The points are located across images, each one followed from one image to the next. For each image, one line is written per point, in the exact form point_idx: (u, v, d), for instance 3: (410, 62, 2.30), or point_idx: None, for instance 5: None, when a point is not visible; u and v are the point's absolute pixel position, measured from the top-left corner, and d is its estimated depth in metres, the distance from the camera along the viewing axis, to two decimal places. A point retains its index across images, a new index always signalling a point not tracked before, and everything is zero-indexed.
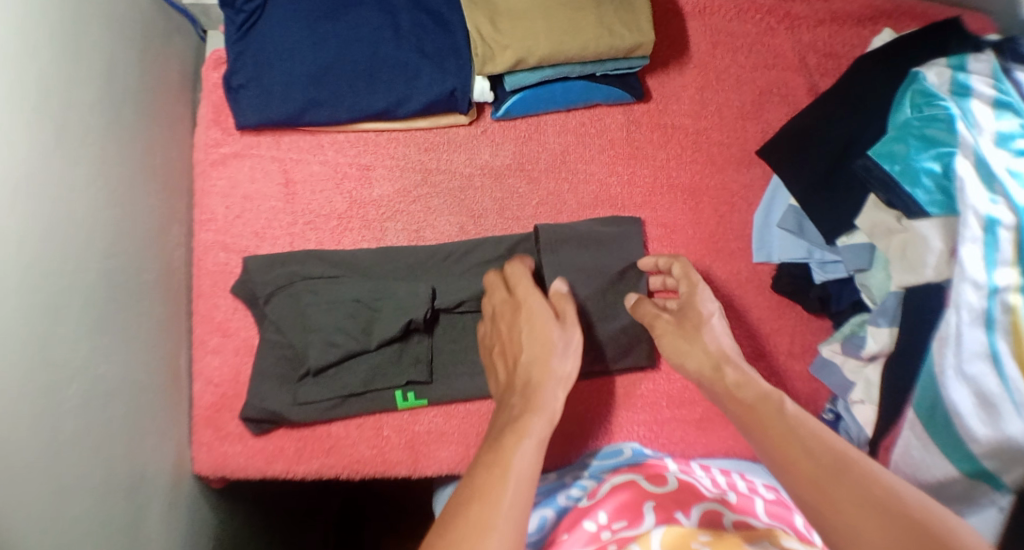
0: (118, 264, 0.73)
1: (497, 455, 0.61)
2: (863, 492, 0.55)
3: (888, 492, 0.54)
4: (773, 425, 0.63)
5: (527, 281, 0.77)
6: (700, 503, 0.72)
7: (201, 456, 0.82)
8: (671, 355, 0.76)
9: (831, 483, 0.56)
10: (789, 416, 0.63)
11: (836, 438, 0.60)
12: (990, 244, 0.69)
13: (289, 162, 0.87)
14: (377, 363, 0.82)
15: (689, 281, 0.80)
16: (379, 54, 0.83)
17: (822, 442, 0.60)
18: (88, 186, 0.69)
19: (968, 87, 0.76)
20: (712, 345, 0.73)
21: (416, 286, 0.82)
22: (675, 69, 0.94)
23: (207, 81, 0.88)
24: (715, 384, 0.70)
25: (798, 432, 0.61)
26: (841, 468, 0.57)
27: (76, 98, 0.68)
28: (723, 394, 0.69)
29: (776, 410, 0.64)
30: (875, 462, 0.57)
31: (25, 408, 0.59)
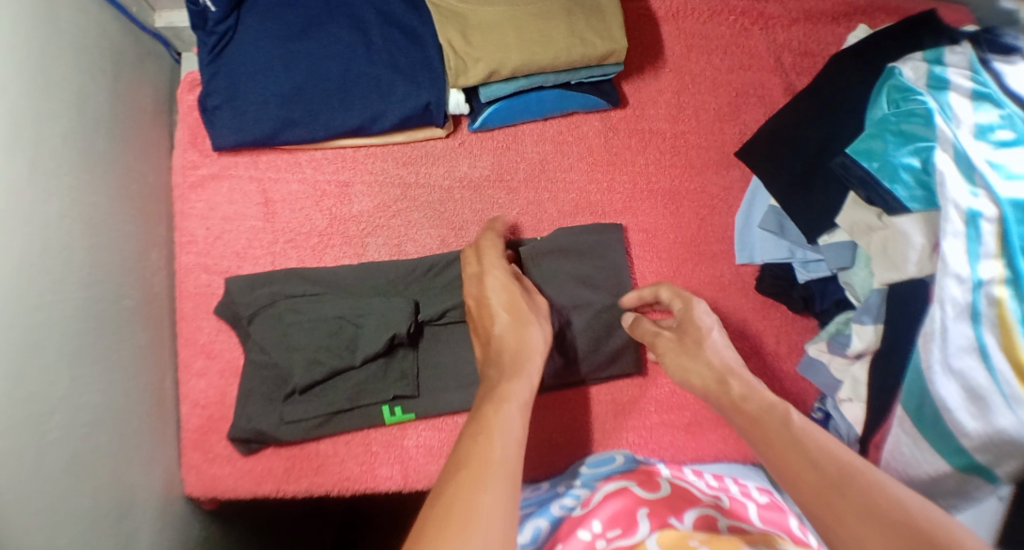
0: (97, 293, 0.72)
1: (482, 424, 0.61)
2: (865, 503, 0.55)
3: (891, 502, 0.54)
4: (778, 438, 0.63)
5: (497, 251, 0.79)
6: (696, 506, 0.72)
7: (190, 479, 0.82)
8: (675, 370, 0.76)
9: (835, 498, 0.56)
10: (794, 428, 0.63)
11: (842, 449, 0.60)
12: (973, 237, 0.69)
13: (268, 182, 0.87)
14: (363, 380, 0.82)
15: (684, 300, 0.80)
16: (352, 71, 0.83)
17: (827, 453, 0.60)
18: (62, 217, 0.69)
19: (945, 79, 0.76)
20: (715, 358, 0.74)
21: (399, 301, 0.82)
22: (651, 74, 0.94)
23: (182, 103, 0.88)
24: (722, 398, 0.71)
25: (802, 445, 0.61)
26: (844, 480, 0.57)
27: (47, 129, 0.68)
28: (729, 404, 0.69)
29: (781, 423, 0.64)
30: (879, 470, 0.57)
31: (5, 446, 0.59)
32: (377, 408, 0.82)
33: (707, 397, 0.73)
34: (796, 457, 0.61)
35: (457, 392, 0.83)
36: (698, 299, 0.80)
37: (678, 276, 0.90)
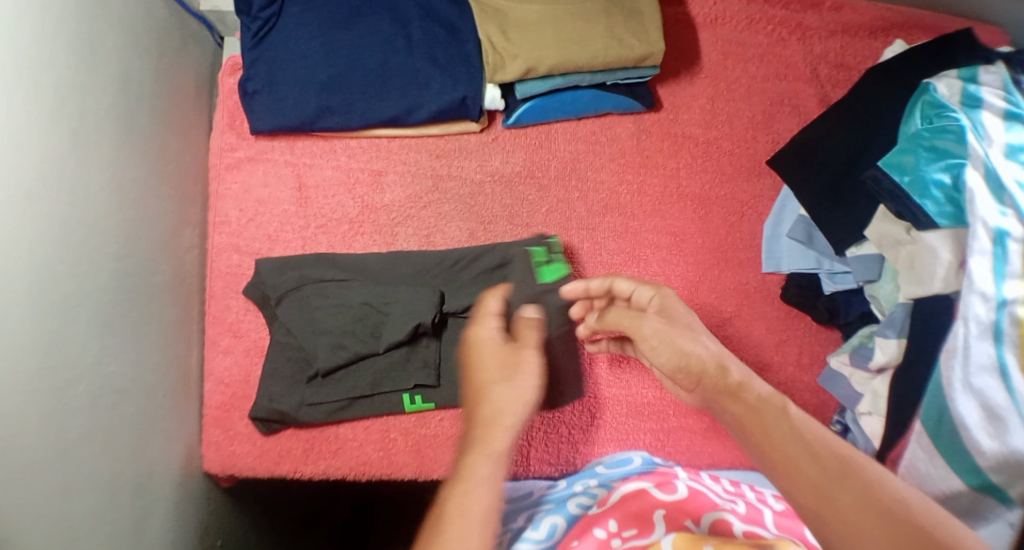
0: (129, 266, 0.74)
1: (440, 509, 0.58)
2: (869, 501, 0.54)
3: (895, 500, 0.54)
4: (777, 428, 0.61)
5: (490, 303, 0.74)
6: (710, 510, 0.72)
7: (210, 455, 0.83)
8: (670, 353, 0.70)
9: (834, 491, 0.55)
10: (792, 419, 0.62)
11: (845, 444, 0.59)
12: (1000, 256, 0.69)
13: (303, 167, 0.88)
14: (385, 367, 0.83)
15: (654, 289, 0.77)
16: (390, 62, 0.83)
17: (828, 447, 0.59)
18: (101, 190, 0.70)
19: (979, 98, 0.76)
20: (710, 346, 0.70)
21: (426, 292, 0.83)
22: (686, 79, 0.95)
23: (223, 86, 0.89)
24: (719, 383, 0.66)
25: (800, 435, 0.60)
26: (846, 475, 0.56)
27: (91, 102, 0.69)
28: (731, 393, 0.65)
29: (779, 413, 0.62)
30: (883, 470, 0.57)
31: (37, 409, 0.60)
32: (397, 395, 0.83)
33: (702, 387, 0.68)
34: (795, 448, 0.59)
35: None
36: (666, 290, 0.77)
37: (703, 280, 0.90)
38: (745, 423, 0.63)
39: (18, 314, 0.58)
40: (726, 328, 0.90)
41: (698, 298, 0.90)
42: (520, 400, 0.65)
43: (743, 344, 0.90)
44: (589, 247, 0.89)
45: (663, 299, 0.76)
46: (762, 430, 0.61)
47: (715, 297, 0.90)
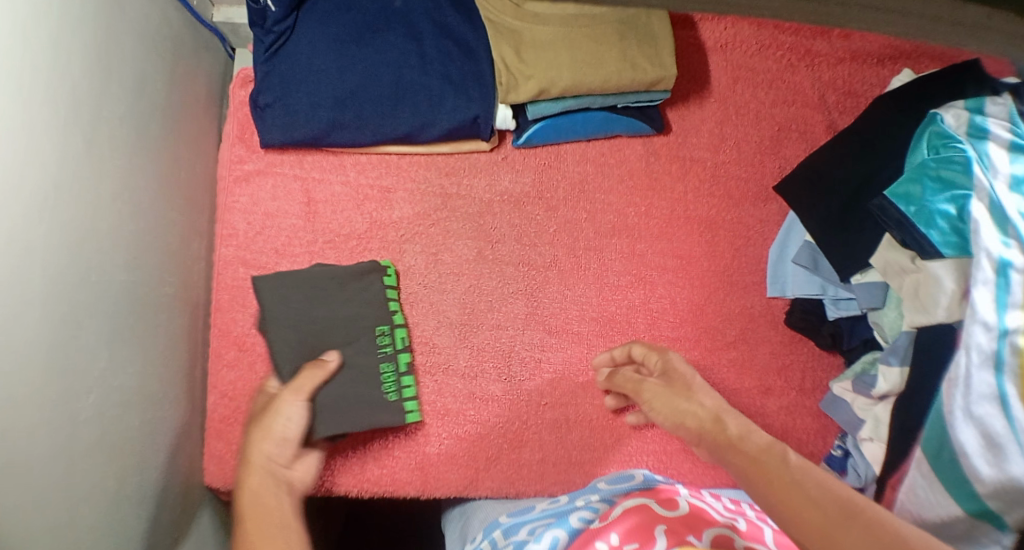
0: (138, 278, 0.73)
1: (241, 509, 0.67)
2: (866, 537, 0.53)
3: (891, 533, 0.53)
4: (777, 477, 0.62)
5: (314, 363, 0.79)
6: (711, 527, 0.71)
7: (212, 469, 0.83)
8: (668, 413, 0.75)
9: (834, 532, 0.55)
10: (792, 466, 0.63)
11: (841, 486, 0.59)
12: (1002, 286, 0.69)
13: (312, 182, 0.88)
14: (355, 385, 0.80)
15: (660, 353, 0.82)
16: (403, 79, 0.84)
17: (824, 490, 0.59)
18: (114, 201, 0.70)
19: (985, 130, 0.76)
20: (707, 401, 0.74)
21: (384, 315, 0.84)
22: (696, 103, 0.95)
23: (234, 98, 0.89)
24: (718, 435, 0.70)
25: (800, 481, 0.61)
26: (843, 515, 0.56)
27: (105, 111, 0.69)
28: (731, 445, 0.68)
29: (779, 461, 0.64)
30: (881, 507, 0.56)
31: (49, 421, 0.60)
32: (392, 408, 0.81)
33: (699, 438, 0.72)
34: (798, 495, 0.59)
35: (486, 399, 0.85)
36: (674, 355, 0.82)
37: (708, 303, 0.91)
38: (755, 469, 0.64)
39: (28, 328, 0.57)
40: (729, 352, 0.90)
41: (703, 321, 0.90)
42: (273, 449, 0.72)
43: (747, 368, 0.90)
44: (596, 268, 0.90)
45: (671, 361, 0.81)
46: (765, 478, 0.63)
47: (720, 321, 0.91)
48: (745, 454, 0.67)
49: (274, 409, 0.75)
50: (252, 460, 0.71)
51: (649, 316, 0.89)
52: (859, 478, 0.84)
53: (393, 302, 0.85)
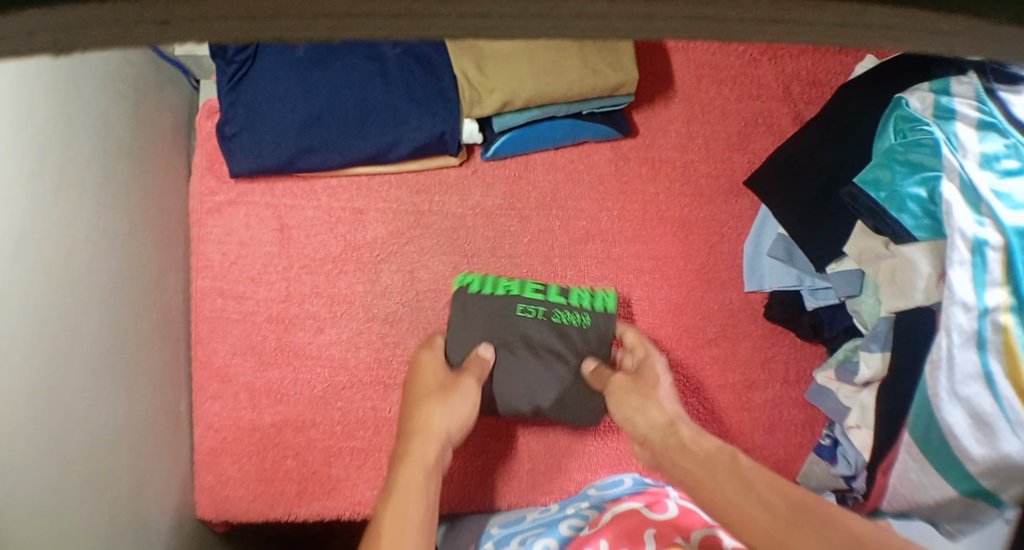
0: (116, 317, 0.73)
1: (392, 489, 0.67)
2: (818, 536, 0.50)
3: (844, 530, 0.50)
4: (720, 480, 0.60)
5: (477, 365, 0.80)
6: (695, 529, 0.71)
7: (203, 501, 0.84)
8: (623, 409, 0.75)
9: (784, 532, 0.52)
10: (740, 470, 0.61)
11: (796, 489, 0.56)
12: (979, 265, 0.67)
13: (284, 209, 0.89)
14: (557, 342, 0.85)
15: (645, 348, 0.83)
16: (367, 101, 0.84)
17: (776, 491, 0.56)
18: (85, 242, 0.70)
19: (952, 110, 0.72)
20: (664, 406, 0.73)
21: (513, 300, 0.85)
22: (661, 104, 0.96)
23: (201, 130, 0.89)
24: (669, 439, 0.69)
25: (729, 490, 0.59)
26: (796, 517, 0.53)
27: (71, 154, 0.69)
28: (680, 448, 0.67)
29: (727, 465, 0.62)
30: (836, 508, 0.53)
31: (34, 470, 0.59)
32: (596, 315, 0.85)
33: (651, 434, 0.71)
34: (743, 499, 0.57)
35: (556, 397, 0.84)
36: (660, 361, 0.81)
37: (687, 302, 0.91)
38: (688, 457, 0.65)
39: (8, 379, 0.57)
40: (712, 349, 0.91)
41: (683, 321, 0.91)
42: (447, 421, 0.73)
43: (730, 364, 0.91)
44: (573, 275, 0.90)
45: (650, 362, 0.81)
46: (695, 472, 0.62)
47: (700, 318, 0.91)
48: (693, 456, 0.65)
49: (444, 389, 0.76)
50: (429, 427, 0.72)
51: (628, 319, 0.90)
52: (848, 466, 0.84)
53: (501, 285, 0.85)
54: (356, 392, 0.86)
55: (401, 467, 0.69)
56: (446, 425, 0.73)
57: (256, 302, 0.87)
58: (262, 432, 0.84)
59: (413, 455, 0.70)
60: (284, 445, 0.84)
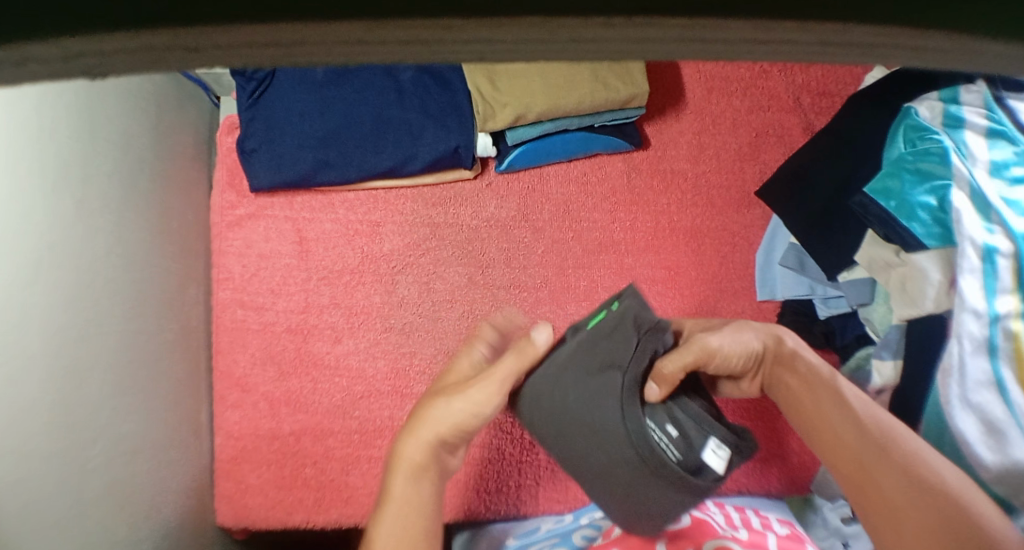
0: (138, 326, 0.75)
1: (385, 489, 0.66)
2: (909, 478, 0.56)
3: (932, 483, 0.55)
4: (811, 406, 0.65)
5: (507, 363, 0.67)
6: (702, 545, 0.68)
7: (223, 509, 0.85)
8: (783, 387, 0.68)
9: (871, 464, 0.59)
10: (830, 389, 0.65)
11: (881, 416, 0.61)
12: (989, 273, 0.67)
13: (302, 222, 0.91)
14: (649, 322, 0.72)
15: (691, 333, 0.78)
16: (384, 115, 0.85)
17: (850, 419, 0.62)
18: (108, 253, 0.72)
19: (961, 118, 0.72)
20: (809, 374, 0.67)
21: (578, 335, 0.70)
22: (672, 116, 0.98)
23: (222, 145, 0.92)
24: (810, 401, 0.65)
25: (834, 420, 0.63)
26: (886, 447, 0.59)
27: (93, 171, 0.70)
28: (820, 414, 0.64)
29: (827, 388, 0.65)
30: (917, 445, 0.58)
31: (57, 472, 0.61)
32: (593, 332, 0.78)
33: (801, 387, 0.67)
34: (840, 426, 0.62)
35: (676, 420, 0.66)
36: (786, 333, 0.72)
37: (700, 312, 0.92)
38: (817, 441, 0.63)
39: (29, 385, 0.58)
40: None
41: None
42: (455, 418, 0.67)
43: None
44: (586, 285, 0.91)
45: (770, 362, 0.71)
46: (824, 435, 0.63)
47: None
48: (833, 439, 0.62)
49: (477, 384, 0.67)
50: (426, 420, 0.68)
51: None
52: None
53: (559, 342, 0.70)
54: (373, 401, 0.87)
55: (395, 466, 0.67)
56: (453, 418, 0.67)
57: (275, 312, 0.89)
58: (281, 441, 0.86)
59: (412, 440, 0.67)
60: (301, 454, 0.85)
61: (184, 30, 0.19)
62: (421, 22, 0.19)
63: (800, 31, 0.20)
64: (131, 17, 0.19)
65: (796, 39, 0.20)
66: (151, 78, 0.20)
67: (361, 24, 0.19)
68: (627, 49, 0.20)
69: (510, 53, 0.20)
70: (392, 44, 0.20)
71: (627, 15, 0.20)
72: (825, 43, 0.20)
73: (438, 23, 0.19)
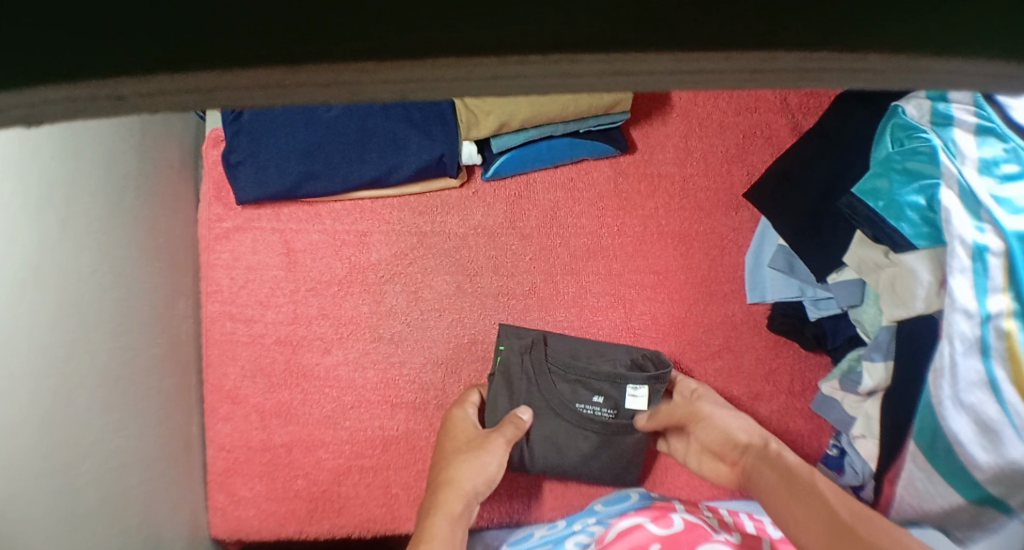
0: (126, 342, 0.75)
1: (424, 533, 0.72)
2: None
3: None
4: (790, 488, 0.67)
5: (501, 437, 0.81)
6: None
7: (217, 521, 0.85)
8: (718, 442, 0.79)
9: (844, 540, 0.58)
10: (816, 483, 0.67)
11: (852, 503, 0.63)
12: (981, 272, 0.66)
13: (290, 233, 0.91)
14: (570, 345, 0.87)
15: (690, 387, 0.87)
16: (367, 126, 0.85)
17: (833, 502, 0.63)
18: (93, 270, 0.71)
19: (950, 115, 0.70)
20: (782, 461, 0.72)
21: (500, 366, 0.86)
22: (659, 119, 0.97)
23: (207, 158, 0.92)
24: (778, 479, 0.70)
25: (793, 501, 0.66)
26: (852, 530, 0.59)
27: (77, 189, 0.69)
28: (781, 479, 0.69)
29: (806, 477, 0.68)
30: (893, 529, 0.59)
31: (48, 482, 0.61)
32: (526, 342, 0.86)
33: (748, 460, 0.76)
34: (801, 505, 0.64)
35: (596, 388, 0.85)
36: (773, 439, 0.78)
37: (689, 316, 0.93)
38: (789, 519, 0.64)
39: (21, 398, 0.59)
40: (716, 362, 0.92)
41: (685, 334, 0.92)
42: (475, 481, 0.79)
43: (734, 377, 0.92)
44: (574, 292, 0.91)
45: (703, 394, 0.86)
46: (800, 518, 0.63)
47: (702, 332, 0.93)
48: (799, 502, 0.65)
49: (482, 449, 0.80)
50: (455, 483, 0.78)
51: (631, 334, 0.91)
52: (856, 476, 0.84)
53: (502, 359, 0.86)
54: (363, 411, 0.87)
55: (433, 514, 0.75)
56: (475, 482, 0.79)
57: (264, 324, 0.89)
58: (272, 453, 0.86)
59: (436, 500, 0.76)
60: (293, 466, 0.86)
61: (125, 78, 0.23)
62: (331, 66, 0.23)
63: (713, 63, 0.23)
64: (89, 67, 0.22)
65: (707, 67, 0.23)
66: (86, 122, 0.23)
67: (281, 68, 0.23)
68: (545, 85, 0.23)
69: (426, 90, 0.23)
70: (309, 81, 0.23)
71: (541, 53, 0.23)
72: (747, 72, 0.23)
73: (353, 66, 0.23)
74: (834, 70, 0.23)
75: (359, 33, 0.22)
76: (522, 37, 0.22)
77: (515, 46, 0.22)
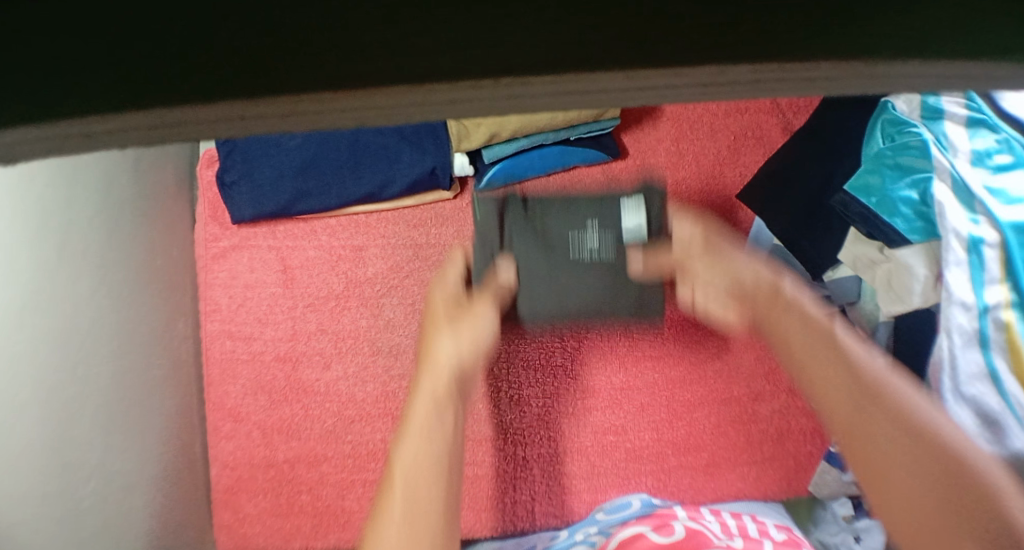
0: (127, 364, 0.75)
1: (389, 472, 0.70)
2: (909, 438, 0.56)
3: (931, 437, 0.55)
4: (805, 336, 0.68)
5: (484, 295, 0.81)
6: None
7: (221, 540, 0.85)
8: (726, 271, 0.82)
9: (870, 410, 0.59)
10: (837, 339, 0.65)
11: (873, 363, 0.62)
12: (976, 265, 0.66)
13: (286, 251, 0.91)
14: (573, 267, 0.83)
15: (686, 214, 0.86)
16: (358, 141, 0.85)
17: (852, 370, 0.62)
18: (92, 294, 0.72)
19: (939, 109, 0.70)
20: (805, 316, 0.72)
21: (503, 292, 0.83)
22: (649, 125, 0.98)
23: (202, 179, 0.93)
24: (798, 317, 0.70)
25: (821, 355, 0.65)
26: (880, 396, 0.59)
27: (75, 215, 0.70)
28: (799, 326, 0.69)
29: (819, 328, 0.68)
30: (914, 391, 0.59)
31: (54, 489, 0.63)
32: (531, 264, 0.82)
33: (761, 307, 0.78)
34: (828, 368, 0.64)
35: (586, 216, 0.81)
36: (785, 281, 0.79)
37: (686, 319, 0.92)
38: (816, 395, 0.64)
39: (29, 406, 0.60)
40: (715, 363, 0.91)
41: (684, 337, 0.92)
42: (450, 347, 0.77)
43: (733, 378, 0.91)
44: None
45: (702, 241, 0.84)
46: (826, 387, 0.63)
47: (702, 333, 0.92)
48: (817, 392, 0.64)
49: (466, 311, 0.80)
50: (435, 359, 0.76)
51: (629, 339, 0.91)
52: None
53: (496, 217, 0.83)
54: (365, 425, 0.87)
55: (402, 436, 0.72)
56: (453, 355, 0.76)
57: (264, 342, 0.89)
58: (275, 469, 0.86)
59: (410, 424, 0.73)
60: (296, 481, 0.86)
61: (78, 119, 0.21)
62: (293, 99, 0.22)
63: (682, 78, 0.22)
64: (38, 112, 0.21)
65: (662, 84, 0.22)
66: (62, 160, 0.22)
67: (242, 101, 0.22)
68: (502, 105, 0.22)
69: (388, 116, 0.22)
70: (269, 113, 0.22)
71: (494, 78, 0.22)
72: (707, 84, 0.22)
73: (309, 96, 0.22)
74: (784, 81, 0.23)
75: (319, 60, 0.21)
76: (484, 63, 0.22)
77: (469, 71, 0.22)
